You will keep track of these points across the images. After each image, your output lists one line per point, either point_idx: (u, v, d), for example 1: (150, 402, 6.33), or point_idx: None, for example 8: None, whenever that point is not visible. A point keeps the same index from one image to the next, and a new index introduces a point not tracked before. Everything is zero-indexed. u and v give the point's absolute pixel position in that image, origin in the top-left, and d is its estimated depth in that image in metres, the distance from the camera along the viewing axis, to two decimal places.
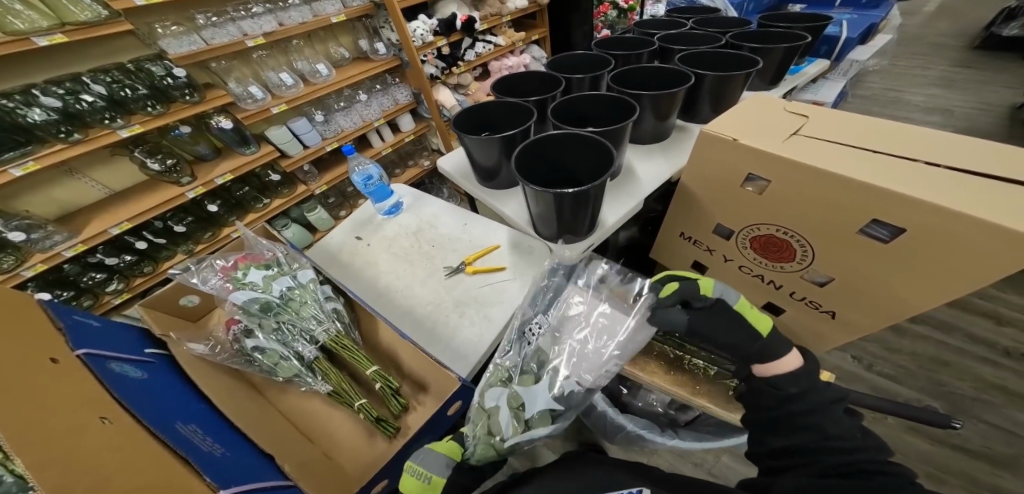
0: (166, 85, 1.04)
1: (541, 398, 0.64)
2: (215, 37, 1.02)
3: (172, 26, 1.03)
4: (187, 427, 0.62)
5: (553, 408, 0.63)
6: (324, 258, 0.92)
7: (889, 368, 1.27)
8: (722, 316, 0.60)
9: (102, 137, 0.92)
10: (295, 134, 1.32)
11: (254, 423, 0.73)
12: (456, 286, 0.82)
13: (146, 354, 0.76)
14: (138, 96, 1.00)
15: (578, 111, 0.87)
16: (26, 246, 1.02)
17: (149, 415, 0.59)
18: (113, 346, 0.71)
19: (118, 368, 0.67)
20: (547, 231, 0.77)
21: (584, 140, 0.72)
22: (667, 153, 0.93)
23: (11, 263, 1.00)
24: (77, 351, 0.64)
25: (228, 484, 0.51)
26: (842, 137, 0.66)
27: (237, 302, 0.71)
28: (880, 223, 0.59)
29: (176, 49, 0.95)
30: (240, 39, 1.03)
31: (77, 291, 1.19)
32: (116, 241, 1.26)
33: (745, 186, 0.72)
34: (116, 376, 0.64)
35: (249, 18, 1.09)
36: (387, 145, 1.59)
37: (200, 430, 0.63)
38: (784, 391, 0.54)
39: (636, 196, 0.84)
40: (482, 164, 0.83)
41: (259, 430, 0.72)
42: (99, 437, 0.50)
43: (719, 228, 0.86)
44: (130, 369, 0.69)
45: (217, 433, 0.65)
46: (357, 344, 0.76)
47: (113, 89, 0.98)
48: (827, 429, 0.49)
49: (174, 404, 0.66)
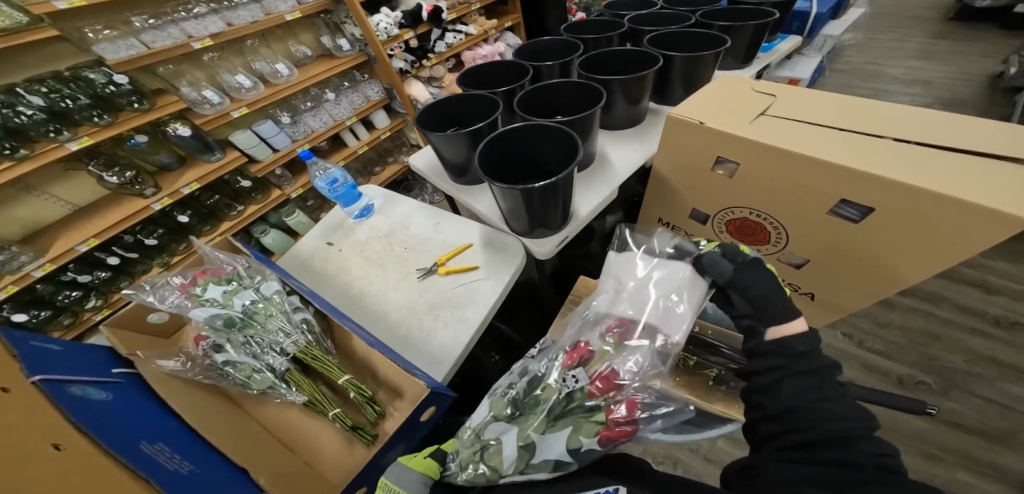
0: (109, 93, 1.00)
1: (553, 447, 0.51)
2: (157, 41, 0.97)
3: (104, 30, 1.00)
4: (153, 447, 0.60)
5: (563, 460, 0.51)
6: (295, 265, 0.89)
7: (880, 344, 1.28)
8: (758, 273, 0.58)
9: (51, 152, 0.88)
10: (263, 137, 1.28)
11: (229, 437, 0.72)
12: (430, 288, 0.80)
13: (112, 374, 0.74)
14: (81, 107, 0.96)
15: (547, 100, 0.85)
16: None
17: (110, 437, 0.57)
18: (74, 369, 0.69)
19: (80, 391, 0.65)
20: (519, 227, 0.75)
21: (550, 131, 0.69)
22: (641, 138, 0.90)
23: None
24: (33, 377, 0.61)
25: None
26: (811, 116, 0.64)
27: (197, 318, 0.68)
28: (849, 203, 0.58)
29: (112, 55, 0.91)
30: (184, 41, 0.98)
31: (54, 311, 1.14)
32: (87, 257, 1.22)
33: (716, 170, 0.70)
34: (77, 401, 0.62)
35: (192, 19, 1.05)
36: (363, 143, 1.55)
37: (167, 448, 0.62)
38: (794, 353, 0.50)
39: (610, 185, 0.82)
40: (452, 161, 0.81)
41: (233, 443, 0.70)
42: (51, 467, 0.48)
43: (694, 213, 0.84)
44: (92, 391, 0.66)
45: (187, 450, 0.64)
46: (329, 354, 0.75)
47: (51, 100, 0.93)
48: (823, 391, 0.46)
49: (140, 424, 0.64)
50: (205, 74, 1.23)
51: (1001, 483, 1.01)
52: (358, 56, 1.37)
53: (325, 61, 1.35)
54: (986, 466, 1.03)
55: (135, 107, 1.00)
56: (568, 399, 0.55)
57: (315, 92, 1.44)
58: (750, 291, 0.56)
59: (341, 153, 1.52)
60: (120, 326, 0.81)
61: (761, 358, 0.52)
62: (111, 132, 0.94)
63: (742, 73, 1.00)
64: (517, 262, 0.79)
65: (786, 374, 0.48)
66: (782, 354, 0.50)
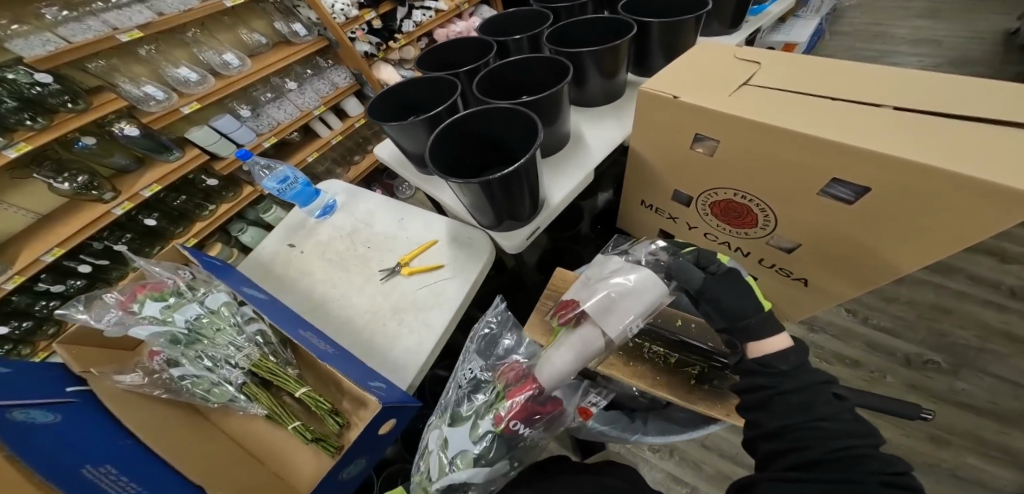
0: (37, 94, 0.96)
1: (459, 440, 0.60)
2: (76, 35, 0.94)
3: (13, 25, 0.96)
4: (97, 469, 0.48)
5: (470, 451, 0.58)
6: (252, 270, 0.81)
7: (886, 320, 1.22)
8: (733, 282, 0.51)
9: None
10: (223, 133, 1.23)
11: (193, 452, 0.60)
12: (393, 290, 0.73)
13: (65, 392, 0.60)
14: (8, 110, 0.92)
15: (510, 79, 0.77)
16: None
17: (43, 465, 0.44)
18: (11, 391, 0.55)
19: (20, 415, 0.51)
20: (485, 220, 0.65)
21: (510, 112, 0.62)
22: (618, 116, 0.82)
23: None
24: None
25: None
26: (795, 85, 0.57)
27: (134, 335, 0.64)
28: (842, 182, 0.51)
29: (29, 52, 0.87)
30: (109, 34, 0.94)
31: (37, 321, 1.10)
32: (57, 267, 1.14)
33: (695, 148, 0.63)
34: (21, 428, 0.48)
35: (114, 10, 1.02)
36: (337, 132, 1.49)
37: (115, 469, 0.50)
38: (773, 370, 0.44)
39: (584, 168, 0.73)
40: (412, 152, 0.73)
41: (199, 465, 0.57)
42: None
43: (677, 195, 0.77)
44: (37, 414, 0.53)
45: (138, 472, 0.52)
46: (286, 365, 0.71)
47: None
48: (818, 409, 0.40)
49: (89, 448, 0.52)
50: (143, 69, 1.21)
51: (1012, 468, 0.96)
52: (318, 43, 1.34)
53: (281, 50, 1.32)
54: (997, 450, 0.99)
55: (70, 108, 0.96)
56: (484, 402, 0.64)
57: (274, 83, 1.40)
58: (719, 304, 0.50)
59: (314, 145, 1.45)
60: (79, 343, 0.70)
61: (747, 378, 0.46)
62: (48, 134, 0.90)
63: (731, 39, 0.91)
64: (487, 257, 0.72)
65: (775, 393, 0.43)
66: (766, 373, 0.44)
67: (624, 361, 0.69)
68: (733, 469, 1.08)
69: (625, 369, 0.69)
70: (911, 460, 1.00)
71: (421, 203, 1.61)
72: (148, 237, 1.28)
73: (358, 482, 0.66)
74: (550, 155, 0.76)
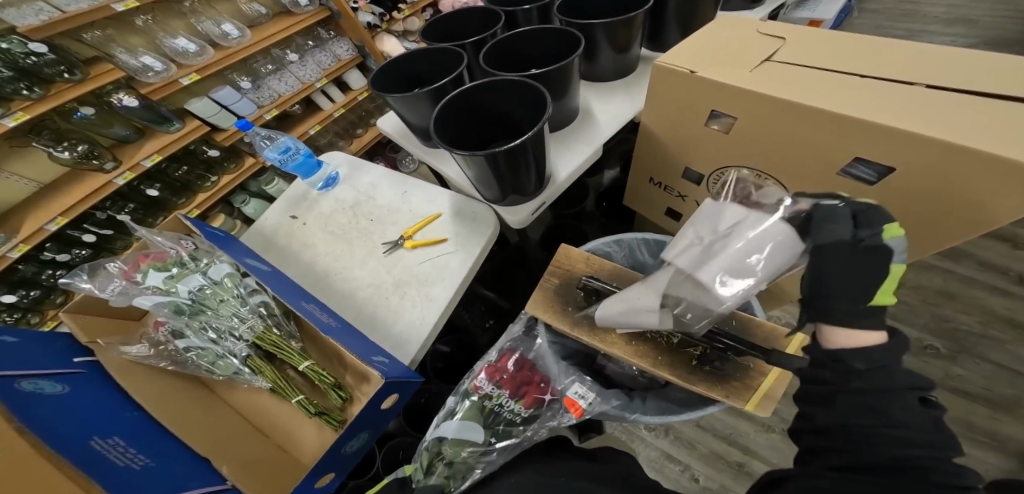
0: (31, 65, 0.93)
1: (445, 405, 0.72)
2: (70, 3, 0.90)
3: None
4: (106, 440, 0.49)
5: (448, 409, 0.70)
6: (256, 242, 0.80)
7: (890, 304, 1.21)
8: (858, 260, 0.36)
9: None
10: (223, 104, 1.21)
11: (201, 423, 0.61)
12: (395, 263, 0.72)
13: (73, 363, 0.60)
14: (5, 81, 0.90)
15: (518, 51, 0.74)
16: None
17: (53, 435, 0.45)
18: (21, 360, 0.55)
19: (31, 386, 0.51)
20: (490, 194, 0.64)
21: (517, 83, 0.60)
22: (630, 92, 0.79)
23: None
24: None
25: None
26: (820, 61, 0.54)
27: (140, 305, 0.64)
28: (864, 162, 0.49)
29: (22, 22, 0.84)
30: (103, 2, 0.92)
31: (45, 290, 1.10)
32: (61, 236, 1.13)
33: (711, 125, 0.61)
34: (28, 398, 0.48)
35: None
36: (339, 105, 1.46)
37: (122, 441, 0.51)
38: (844, 367, 0.35)
39: (592, 143, 0.71)
40: (417, 126, 0.71)
41: (203, 437, 0.58)
42: None
43: (688, 173, 0.74)
44: (47, 385, 0.53)
45: (147, 443, 0.53)
46: (291, 338, 0.71)
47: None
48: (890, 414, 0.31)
49: (93, 418, 0.52)
50: (140, 39, 1.17)
51: (999, 453, 0.97)
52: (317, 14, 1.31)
53: (279, 20, 1.27)
54: (985, 435, 1.00)
55: (66, 78, 0.93)
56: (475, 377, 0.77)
57: (274, 53, 1.36)
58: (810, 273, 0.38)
59: (315, 118, 1.42)
60: (86, 312, 0.69)
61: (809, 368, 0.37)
62: (43, 105, 0.88)
63: (752, 15, 0.87)
64: (491, 233, 0.70)
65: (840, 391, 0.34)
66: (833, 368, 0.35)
67: (627, 340, 0.69)
68: (727, 449, 1.09)
69: (627, 347, 0.69)
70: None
71: (425, 178, 1.59)
72: (150, 207, 1.27)
73: (360, 455, 0.67)
74: (557, 129, 0.74)
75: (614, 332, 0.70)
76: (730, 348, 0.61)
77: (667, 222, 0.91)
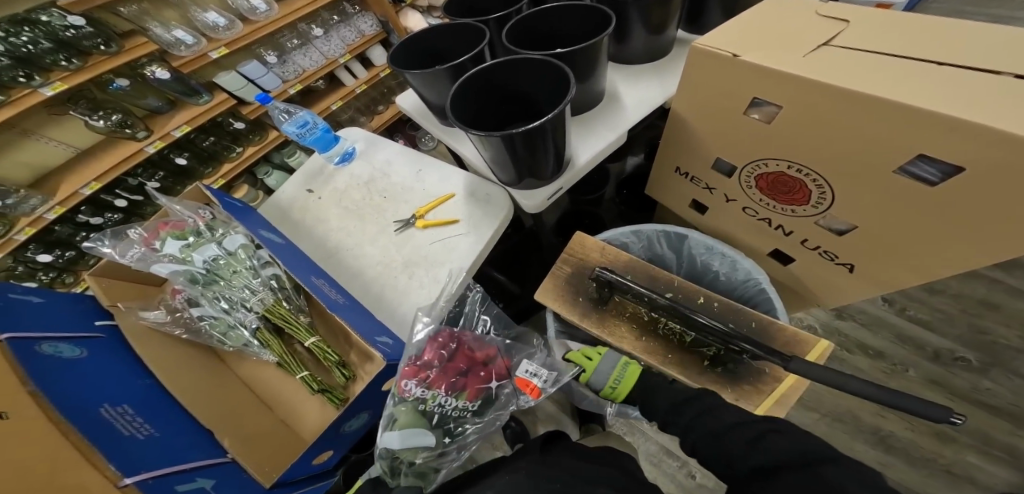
0: (71, 37, 0.94)
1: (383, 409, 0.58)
2: None
3: None
4: (115, 408, 0.51)
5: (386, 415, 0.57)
6: (271, 215, 0.81)
7: (925, 312, 1.12)
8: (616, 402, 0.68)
9: (25, 98, 0.85)
10: (250, 79, 1.22)
11: (208, 393, 0.63)
12: (406, 243, 0.71)
13: (94, 327, 0.63)
14: (45, 52, 0.92)
15: (545, 30, 0.70)
16: (8, 212, 0.96)
17: (65, 401, 0.46)
18: (44, 320, 0.57)
19: (50, 348, 0.53)
20: (505, 177, 0.62)
21: (539, 64, 0.57)
22: (662, 76, 0.74)
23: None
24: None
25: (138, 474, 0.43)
26: (885, 48, 0.48)
27: (157, 271, 0.65)
28: (927, 160, 0.39)
29: None
30: None
31: (80, 252, 1.14)
32: (96, 200, 1.18)
33: (750, 114, 0.52)
34: (45, 362, 0.50)
35: None
36: (361, 82, 1.46)
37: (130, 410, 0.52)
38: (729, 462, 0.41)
39: (616, 129, 0.67)
40: (435, 104, 0.69)
41: (208, 407, 0.60)
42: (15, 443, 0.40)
43: (717, 163, 0.65)
44: (65, 348, 0.55)
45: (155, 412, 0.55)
46: (299, 312, 0.71)
47: (10, 44, 0.91)
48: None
49: (105, 385, 0.54)
50: (173, 14, 1.19)
51: (1011, 468, 0.91)
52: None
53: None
54: (1002, 450, 0.93)
55: (102, 50, 0.95)
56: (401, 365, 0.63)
57: (301, 27, 1.35)
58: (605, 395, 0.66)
59: (337, 94, 1.42)
60: (110, 275, 0.71)
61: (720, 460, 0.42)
62: (81, 77, 0.90)
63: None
64: (505, 218, 0.68)
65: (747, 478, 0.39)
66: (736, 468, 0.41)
67: (636, 337, 0.67)
68: None
69: (636, 344, 0.67)
70: (909, 455, 0.96)
71: (443, 158, 1.58)
72: (180, 176, 1.30)
73: (360, 434, 0.68)
74: (580, 112, 0.70)
75: (624, 328, 0.68)
76: (748, 352, 0.56)
77: (691, 215, 0.83)
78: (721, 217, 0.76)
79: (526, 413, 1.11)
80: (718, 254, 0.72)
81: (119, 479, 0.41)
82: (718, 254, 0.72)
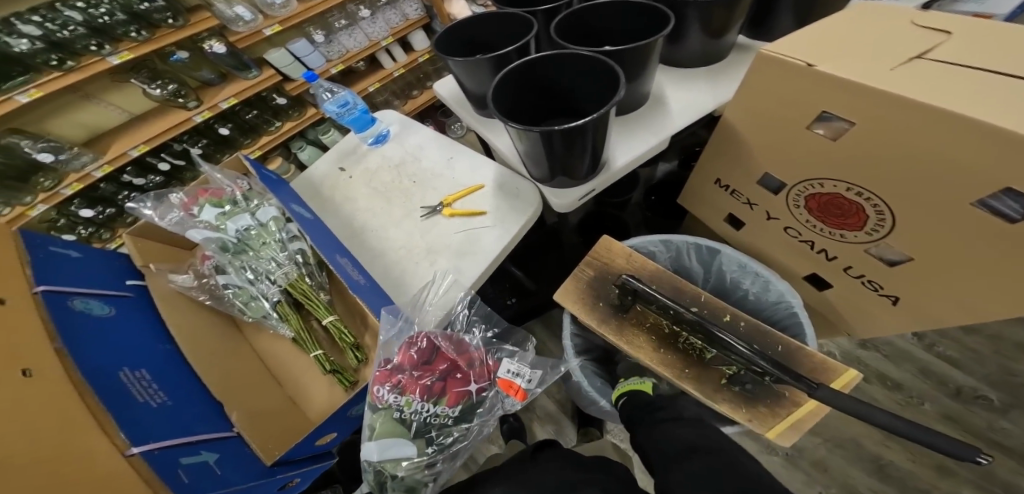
0: (143, 9, 0.98)
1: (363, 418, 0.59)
2: None
3: None
4: (132, 374, 0.52)
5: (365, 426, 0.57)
6: (303, 190, 0.82)
7: (953, 349, 1.03)
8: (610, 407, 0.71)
9: (95, 65, 0.88)
10: (297, 56, 1.25)
11: (225, 363, 0.64)
12: (431, 229, 0.70)
13: (125, 286, 0.65)
14: (117, 22, 0.96)
15: (596, 24, 0.67)
16: (60, 167, 1.01)
17: (87, 362, 0.48)
18: (82, 278, 0.59)
19: (82, 305, 0.55)
20: (539, 173, 0.60)
21: (584, 61, 0.55)
22: (714, 82, 0.70)
23: (52, 183, 1.00)
24: (38, 287, 0.51)
25: (147, 442, 0.43)
26: (997, 59, 0.40)
27: (193, 237, 0.68)
28: (1014, 195, 0.33)
29: None
30: None
31: (119, 209, 1.20)
32: (141, 162, 1.23)
33: (814, 129, 0.46)
34: (76, 321, 0.52)
35: None
36: (399, 65, 1.47)
37: (148, 376, 0.54)
38: None
39: (659, 133, 0.64)
40: (474, 95, 0.67)
41: (222, 376, 0.61)
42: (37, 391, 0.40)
43: (764, 179, 0.60)
44: (96, 305, 0.58)
45: (170, 380, 0.57)
46: (320, 289, 0.72)
47: (88, 15, 0.94)
48: None
49: (128, 349, 0.55)
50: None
51: None
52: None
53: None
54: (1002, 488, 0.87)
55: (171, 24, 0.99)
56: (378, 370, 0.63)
57: (347, 7, 1.35)
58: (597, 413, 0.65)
59: (375, 76, 1.44)
60: (147, 236, 0.73)
61: None
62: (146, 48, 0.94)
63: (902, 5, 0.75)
64: (531, 216, 0.66)
65: None
66: None
67: (654, 347, 0.65)
68: None
69: (654, 355, 0.65)
70: (905, 484, 0.90)
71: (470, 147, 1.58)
72: (222, 145, 1.35)
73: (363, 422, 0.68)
74: (622, 113, 0.68)
75: (642, 337, 0.66)
76: (769, 375, 0.53)
77: (724, 228, 0.79)
78: (757, 234, 0.72)
79: (525, 409, 1.10)
80: (751, 274, 0.69)
81: (126, 447, 0.41)
82: (752, 273, 0.68)
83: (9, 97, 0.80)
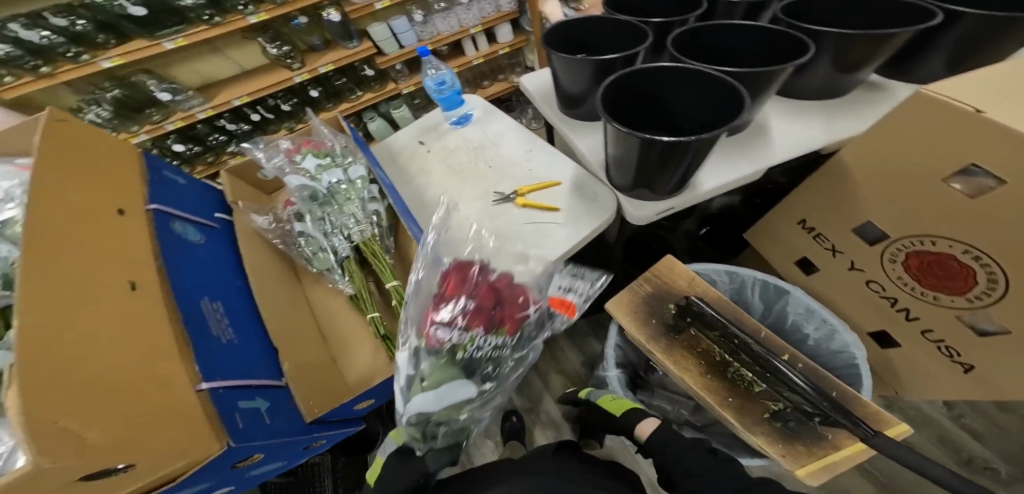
0: None
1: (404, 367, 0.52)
2: None
3: None
4: (210, 304, 0.55)
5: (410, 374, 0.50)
6: (382, 155, 0.85)
7: (980, 421, 0.94)
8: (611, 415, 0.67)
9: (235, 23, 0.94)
10: (394, 32, 1.31)
11: (288, 306, 0.66)
12: (501, 215, 0.71)
13: (213, 217, 0.68)
14: None
15: (713, 45, 0.61)
16: (172, 105, 1.07)
17: (177, 288, 0.51)
18: (184, 204, 0.63)
19: (180, 229, 0.59)
20: (620, 181, 0.61)
21: (700, 78, 0.51)
22: (831, 118, 0.63)
23: (160, 117, 1.07)
24: (149, 206, 0.56)
25: (215, 380, 0.45)
26: None
27: (289, 182, 0.71)
28: None
29: None
30: None
31: (205, 148, 1.26)
32: (237, 110, 1.29)
33: (951, 184, 0.41)
34: (173, 244, 0.55)
35: None
36: (480, 55, 1.50)
37: (222, 309, 0.56)
38: None
39: (757, 164, 0.60)
40: (570, 94, 0.66)
41: (284, 320, 0.63)
42: (125, 306, 0.41)
43: (863, 228, 0.58)
44: (191, 231, 0.61)
45: (240, 314, 0.59)
46: (386, 253, 0.74)
47: None
48: None
49: (210, 278, 0.58)
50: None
51: None
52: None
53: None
54: None
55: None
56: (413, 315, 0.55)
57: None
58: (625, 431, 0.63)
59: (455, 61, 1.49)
60: (239, 175, 0.77)
61: None
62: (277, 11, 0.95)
63: None
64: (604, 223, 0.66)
65: None
66: None
67: (701, 371, 0.62)
68: None
69: (698, 379, 0.62)
70: None
71: None
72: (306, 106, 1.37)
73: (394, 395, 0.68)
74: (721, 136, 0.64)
75: (691, 359, 0.64)
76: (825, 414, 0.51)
77: (794, 270, 0.78)
78: (832, 280, 0.70)
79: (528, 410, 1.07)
80: (819, 320, 0.67)
81: (196, 383, 0.43)
82: (819, 319, 0.66)
83: (159, 43, 0.88)
